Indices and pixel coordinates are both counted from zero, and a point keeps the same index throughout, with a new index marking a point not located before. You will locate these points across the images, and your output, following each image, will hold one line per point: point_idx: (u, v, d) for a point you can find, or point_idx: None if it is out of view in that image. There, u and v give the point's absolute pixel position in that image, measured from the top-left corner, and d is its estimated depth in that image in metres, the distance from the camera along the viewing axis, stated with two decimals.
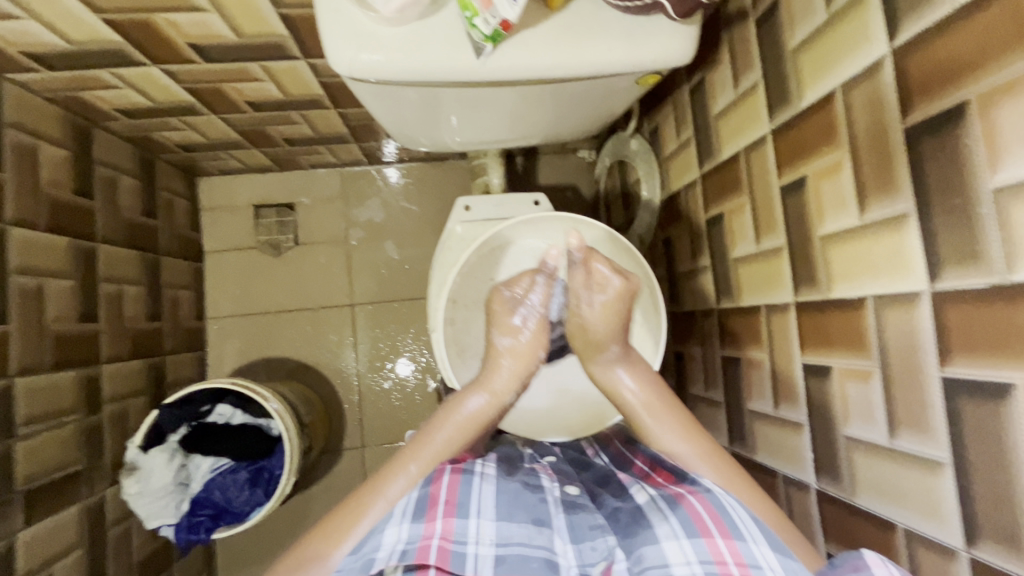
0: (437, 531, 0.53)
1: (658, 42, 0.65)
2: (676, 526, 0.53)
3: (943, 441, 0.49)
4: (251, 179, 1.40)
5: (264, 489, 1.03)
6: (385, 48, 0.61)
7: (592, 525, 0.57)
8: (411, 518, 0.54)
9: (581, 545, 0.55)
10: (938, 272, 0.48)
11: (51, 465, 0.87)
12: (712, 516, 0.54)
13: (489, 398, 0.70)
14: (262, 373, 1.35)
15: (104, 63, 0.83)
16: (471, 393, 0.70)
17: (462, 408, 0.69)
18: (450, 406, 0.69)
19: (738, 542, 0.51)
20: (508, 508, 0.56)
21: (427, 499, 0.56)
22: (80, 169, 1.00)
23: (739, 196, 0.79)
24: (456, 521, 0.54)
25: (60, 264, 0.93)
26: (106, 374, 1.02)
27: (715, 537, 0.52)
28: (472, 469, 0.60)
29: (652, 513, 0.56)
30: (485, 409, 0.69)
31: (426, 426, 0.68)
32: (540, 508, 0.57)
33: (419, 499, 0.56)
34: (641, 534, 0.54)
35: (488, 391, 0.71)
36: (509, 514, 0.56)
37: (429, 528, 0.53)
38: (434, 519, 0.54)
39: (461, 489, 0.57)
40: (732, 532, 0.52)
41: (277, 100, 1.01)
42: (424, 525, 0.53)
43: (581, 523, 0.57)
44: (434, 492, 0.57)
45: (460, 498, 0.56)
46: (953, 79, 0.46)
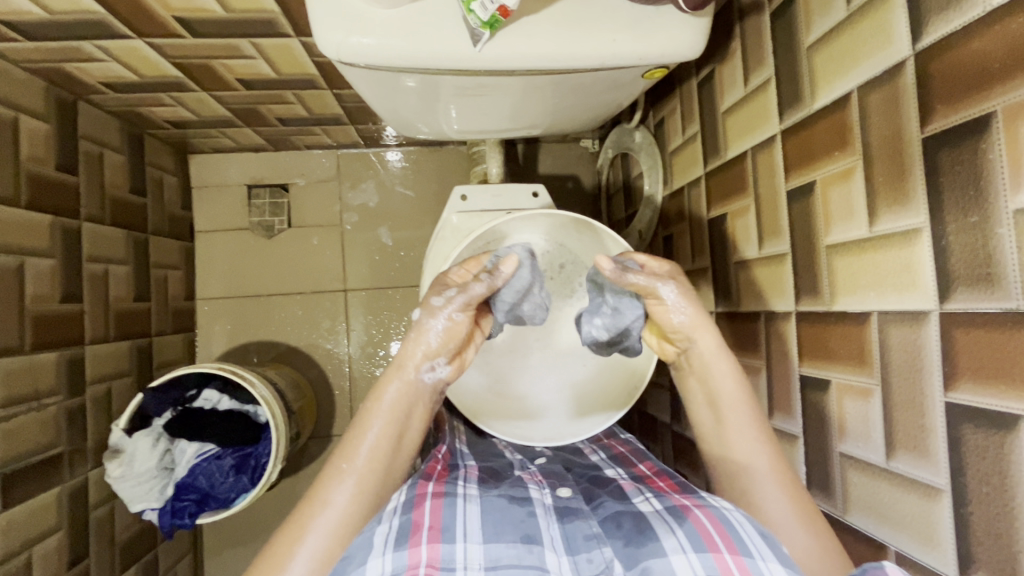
0: (423, 558, 0.51)
1: (667, 34, 0.62)
2: (683, 541, 0.53)
3: (942, 467, 0.47)
4: (244, 158, 1.37)
5: (250, 476, 1.02)
6: (377, 31, 0.57)
7: (587, 534, 0.57)
8: (394, 548, 0.52)
9: (576, 557, 0.54)
10: (948, 292, 0.46)
11: (31, 447, 0.86)
12: (719, 530, 0.53)
13: (405, 384, 0.67)
14: (252, 356, 1.34)
15: (87, 35, 0.79)
16: (388, 380, 0.67)
17: (381, 398, 0.66)
18: (371, 400, 0.66)
19: (745, 558, 0.50)
20: (495, 529, 0.56)
21: (410, 526, 0.55)
22: (64, 144, 0.97)
23: (744, 197, 0.76)
24: (442, 547, 0.53)
25: (41, 243, 0.91)
26: (90, 355, 1.00)
27: (722, 553, 0.50)
28: (454, 492, 0.61)
29: (658, 526, 0.56)
30: (402, 396, 0.67)
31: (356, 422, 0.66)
32: (529, 523, 0.57)
33: (401, 525, 0.55)
34: (648, 546, 0.53)
35: (404, 377, 0.67)
36: (496, 534, 0.55)
37: (414, 554, 0.52)
38: (418, 544, 0.53)
39: (445, 513, 0.57)
40: (740, 549, 0.51)
41: (270, 78, 0.97)
42: (408, 553, 0.51)
43: (576, 533, 0.58)
44: (417, 518, 0.56)
45: (444, 523, 0.56)
46: (977, 87, 0.43)
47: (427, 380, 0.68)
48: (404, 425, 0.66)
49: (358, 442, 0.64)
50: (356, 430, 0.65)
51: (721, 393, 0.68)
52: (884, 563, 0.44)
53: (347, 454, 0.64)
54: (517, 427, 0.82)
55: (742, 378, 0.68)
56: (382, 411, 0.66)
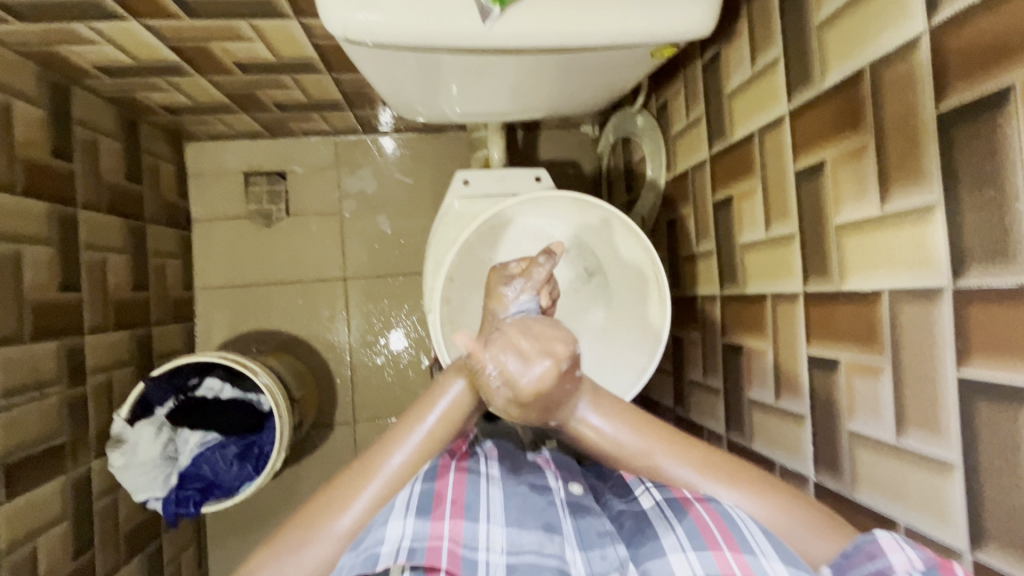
0: (445, 533, 0.53)
1: (678, 10, 0.61)
2: (682, 538, 0.53)
3: (954, 443, 0.48)
4: (241, 145, 1.35)
5: (254, 464, 1.02)
6: (384, 8, 0.56)
7: (602, 531, 0.57)
8: (416, 514, 0.53)
9: (589, 552, 0.55)
10: (962, 268, 0.46)
11: (33, 437, 0.85)
12: (721, 528, 0.52)
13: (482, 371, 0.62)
14: (252, 345, 1.33)
15: (80, 16, 0.77)
16: (453, 376, 0.59)
17: (440, 394, 0.58)
18: (443, 381, 0.60)
19: (746, 556, 0.50)
20: (517, 514, 0.55)
21: (433, 497, 0.55)
22: (59, 130, 0.95)
23: (750, 179, 0.76)
24: (464, 524, 0.54)
25: (38, 231, 0.89)
26: (90, 344, 0.99)
27: (723, 551, 0.51)
28: (477, 470, 0.59)
29: (658, 522, 0.56)
30: (478, 384, 0.61)
31: (408, 412, 0.59)
32: (549, 512, 0.56)
33: (424, 494, 0.55)
34: (648, 546, 0.54)
35: (483, 363, 0.62)
36: (519, 521, 0.55)
37: (437, 527, 0.53)
38: (440, 519, 0.54)
39: (468, 490, 0.56)
40: (741, 546, 0.51)
41: (268, 62, 0.95)
42: (431, 524, 0.53)
43: (589, 529, 0.57)
44: (440, 489, 0.56)
45: (467, 500, 0.56)
46: (995, 59, 0.43)
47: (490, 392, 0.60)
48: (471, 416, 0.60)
49: (425, 411, 0.58)
50: (419, 406, 0.59)
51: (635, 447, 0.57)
52: (876, 531, 0.48)
53: (415, 417, 0.58)
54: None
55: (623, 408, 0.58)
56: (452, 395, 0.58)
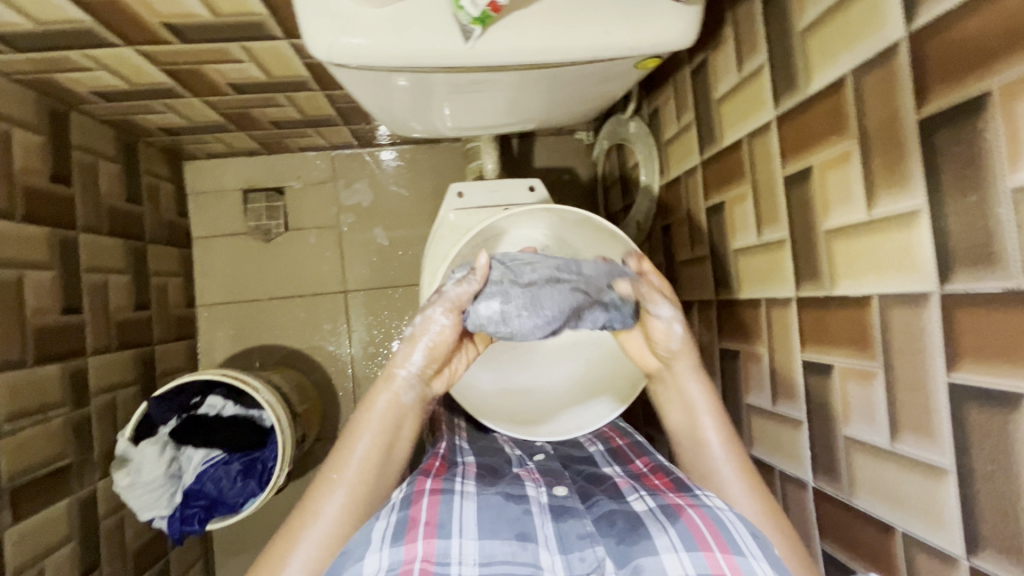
0: (419, 553, 0.53)
1: (660, 22, 0.61)
2: (674, 539, 0.54)
3: (947, 448, 0.47)
4: (239, 162, 1.36)
5: (258, 480, 1.03)
6: (368, 31, 0.57)
7: (581, 533, 0.57)
8: (391, 543, 0.54)
9: (570, 556, 0.55)
10: (949, 273, 0.46)
11: (38, 459, 0.86)
12: (712, 530, 0.54)
13: (394, 393, 0.66)
14: (254, 361, 1.34)
15: (74, 44, 0.79)
16: (378, 388, 0.66)
17: (372, 407, 0.66)
18: (363, 409, 0.66)
19: (736, 557, 0.51)
20: (490, 526, 0.57)
21: (408, 521, 0.56)
22: (57, 155, 0.96)
23: (741, 184, 0.76)
24: (438, 543, 0.54)
25: (39, 255, 0.90)
26: (94, 365, 1.00)
27: (713, 552, 0.52)
28: (452, 489, 0.62)
29: (650, 523, 0.57)
30: (393, 405, 0.66)
31: (347, 434, 0.65)
32: (524, 521, 0.58)
33: (399, 521, 0.56)
34: (639, 544, 0.55)
35: (393, 387, 0.66)
36: (492, 532, 0.57)
37: (410, 550, 0.53)
38: (414, 541, 0.54)
39: (442, 510, 0.58)
40: (731, 547, 0.52)
41: (260, 81, 0.96)
42: (405, 548, 0.53)
43: (571, 532, 0.58)
44: (415, 514, 0.57)
45: (440, 519, 0.57)
46: (973, 65, 0.43)
47: (410, 395, 0.66)
48: (395, 437, 0.66)
49: (354, 445, 0.64)
50: (347, 438, 0.65)
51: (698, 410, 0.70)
52: None
53: (337, 463, 0.64)
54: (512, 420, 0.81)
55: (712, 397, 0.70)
56: (372, 422, 0.65)
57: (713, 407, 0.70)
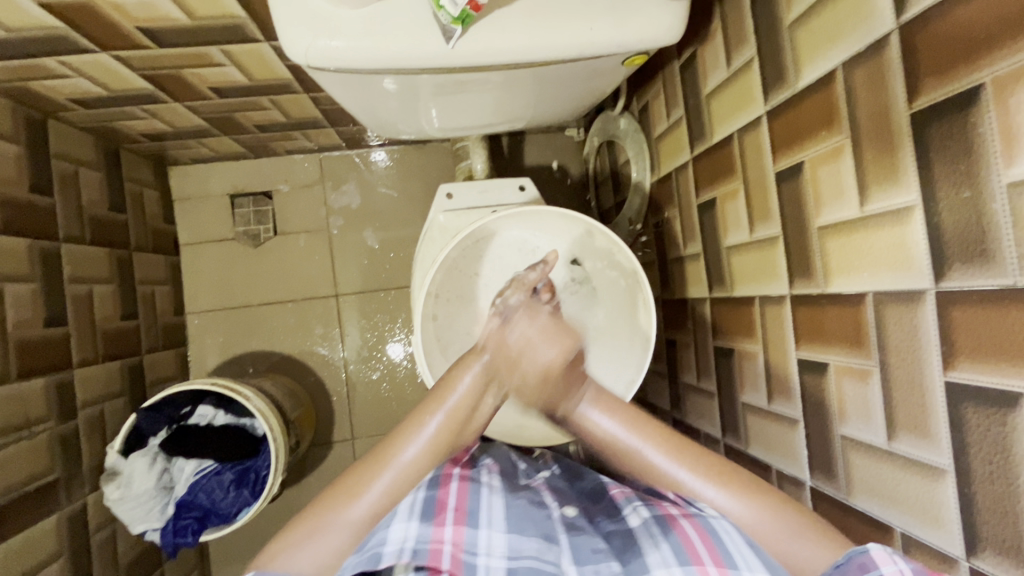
0: (447, 537, 0.54)
1: (645, 18, 0.60)
2: (667, 554, 0.53)
3: (945, 447, 0.47)
4: (225, 167, 1.34)
5: (251, 489, 1.01)
6: (346, 32, 0.55)
7: (596, 548, 0.56)
8: (419, 518, 0.55)
9: (582, 567, 0.54)
10: (943, 270, 0.45)
11: (25, 475, 0.84)
12: (706, 544, 0.52)
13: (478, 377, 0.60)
14: (246, 367, 1.32)
15: (48, 51, 0.77)
16: (462, 370, 0.61)
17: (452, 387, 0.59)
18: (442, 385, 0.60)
19: (732, 572, 0.50)
20: (518, 522, 0.57)
21: (436, 503, 0.57)
22: (36, 164, 0.94)
23: (732, 181, 0.75)
24: (467, 530, 0.55)
25: (19, 268, 0.88)
26: (80, 378, 0.99)
27: (706, 565, 0.51)
28: (478, 480, 0.62)
29: (644, 541, 0.56)
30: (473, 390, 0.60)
31: (414, 412, 0.59)
32: (548, 524, 0.58)
33: (427, 500, 0.57)
34: (634, 563, 0.54)
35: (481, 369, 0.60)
36: (519, 527, 0.57)
37: (438, 532, 0.54)
38: (442, 525, 0.55)
39: (471, 497, 0.59)
40: (726, 562, 0.51)
41: (243, 85, 0.94)
42: (433, 529, 0.54)
43: (584, 545, 0.57)
44: (443, 497, 0.58)
45: (469, 506, 0.58)
46: (964, 56, 0.42)
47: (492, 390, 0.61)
48: (464, 427, 0.60)
49: (421, 425, 0.58)
50: (415, 414, 0.59)
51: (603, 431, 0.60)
52: (868, 543, 0.45)
53: (395, 444, 0.57)
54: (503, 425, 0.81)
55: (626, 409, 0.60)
56: (447, 405, 0.59)
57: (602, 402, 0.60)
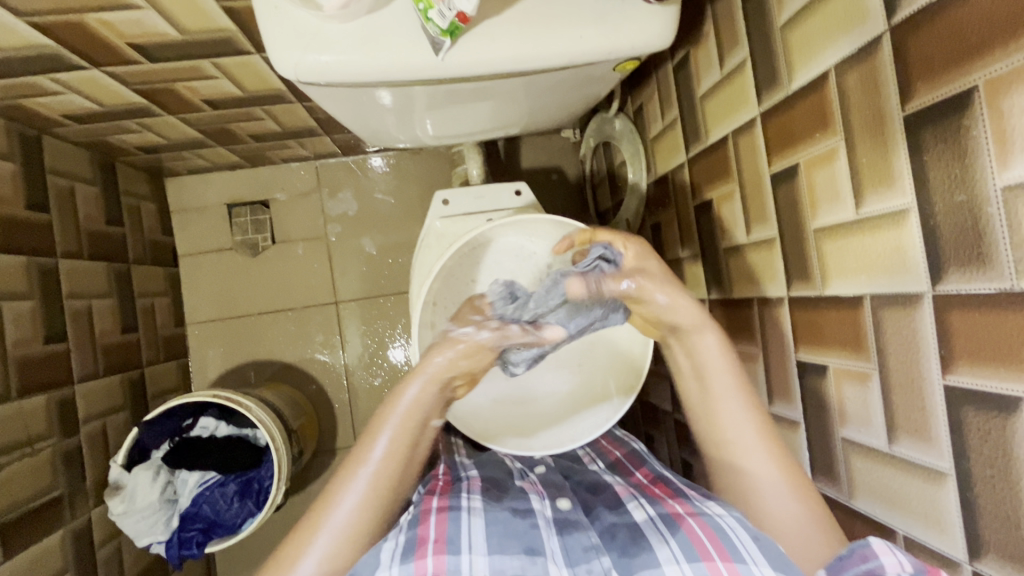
0: (429, 569, 0.52)
1: (636, 24, 0.60)
2: (675, 550, 0.54)
3: (946, 451, 0.46)
4: (222, 177, 1.34)
5: (255, 500, 1.01)
6: (336, 47, 0.55)
7: (587, 545, 0.58)
8: (400, 561, 0.53)
9: (576, 568, 0.55)
10: (941, 274, 0.45)
11: (28, 493, 0.85)
12: (712, 540, 0.53)
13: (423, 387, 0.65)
14: (248, 376, 1.32)
15: (39, 69, 0.77)
16: (407, 382, 0.65)
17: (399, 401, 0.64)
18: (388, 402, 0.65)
19: (738, 565, 0.50)
20: (498, 540, 0.56)
21: (416, 540, 0.55)
22: (31, 181, 0.94)
23: (728, 182, 0.75)
24: (447, 558, 0.53)
25: (17, 285, 0.89)
26: (81, 394, 0.99)
27: (714, 561, 0.51)
28: (459, 505, 0.61)
29: (652, 535, 0.58)
30: (420, 399, 0.64)
31: (368, 428, 0.65)
32: (531, 535, 0.57)
33: (407, 541, 0.55)
34: (642, 556, 0.55)
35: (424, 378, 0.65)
36: (500, 546, 0.56)
37: (419, 566, 0.53)
38: (424, 557, 0.53)
39: (450, 526, 0.57)
40: (732, 555, 0.51)
41: (236, 96, 0.94)
42: (414, 565, 0.52)
43: (576, 544, 0.58)
44: (423, 533, 0.56)
45: (449, 535, 0.56)
46: (957, 58, 0.42)
47: (438, 396, 0.65)
48: (419, 434, 0.65)
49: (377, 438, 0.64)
50: (371, 430, 0.64)
51: (711, 368, 0.68)
52: (869, 537, 0.48)
53: (360, 452, 0.63)
54: (497, 432, 0.79)
55: (729, 351, 0.68)
56: (395, 418, 0.64)
57: (729, 367, 0.67)
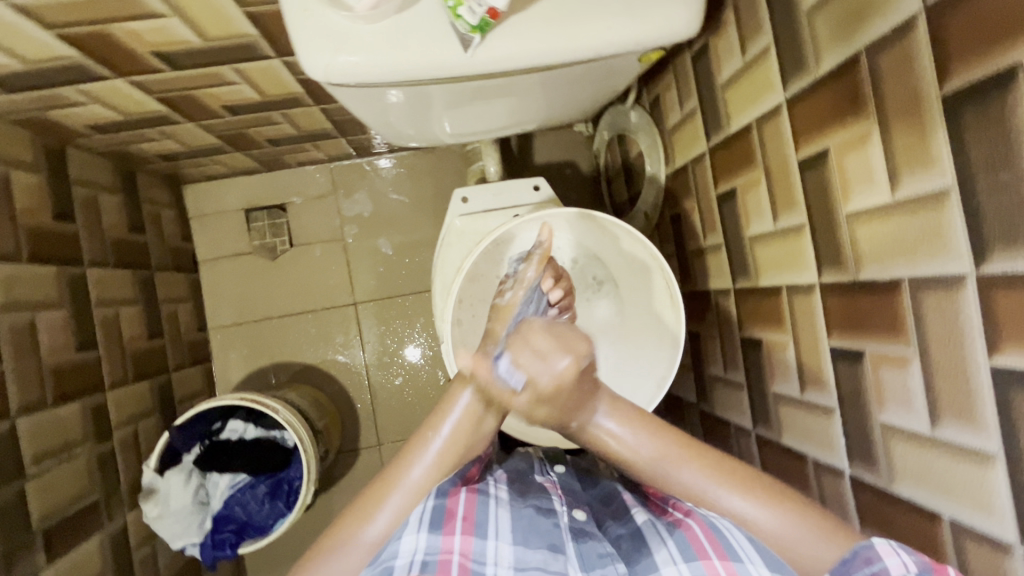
0: (456, 547, 0.54)
1: (660, 13, 0.59)
2: (673, 551, 0.54)
3: (993, 433, 0.46)
4: (239, 183, 1.35)
5: (285, 500, 1.02)
6: (364, 47, 0.55)
7: (602, 552, 0.56)
8: (428, 528, 0.55)
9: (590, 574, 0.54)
10: (985, 254, 0.44)
11: (67, 499, 0.86)
12: (710, 538, 0.53)
13: (470, 407, 0.56)
14: (270, 379, 1.33)
15: (66, 80, 0.78)
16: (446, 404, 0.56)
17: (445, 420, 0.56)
18: (430, 422, 0.57)
19: (734, 563, 0.51)
20: (523, 533, 0.57)
21: (445, 511, 0.56)
22: (58, 192, 0.96)
23: (752, 170, 0.75)
24: (475, 540, 0.55)
25: (48, 295, 0.90)
26: (112, 399, 1.00)
27: (712, 559, 0.52)
28: (487, 490, 0.61)
29: (652, 538, 0.57)
30: (469, 419, 0.56)
31: (401, 450, 0.57)
32: (555, 533, 0.57)
33: (436, 508, 0.56)
34: (642, 562, 0.55)
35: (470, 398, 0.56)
36: (525, 539, 0.56)
37: (447, 541, 0.55)
38: (452, 533, 0.55)
39: (479, 507, 0.58)
40: (729, 553, 0.52)
41: (255, 101, 0.95)
42: (442, 538, 0.54)
43: (589, 550, 0.56)
44: (451, 505, 0.57)
45: (477, 517, 0.57)
46: (997, 37, 0.41)
47: (487, 416, 0.57)
48: (464, 457, 0.57)
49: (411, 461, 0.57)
50: (404, 454, 0.57)
51: None
52: (874, 537, 0.46)
53: (394, 474, 0.56)
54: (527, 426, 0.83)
55: None
56: (440, 441, 0.56)
57: None
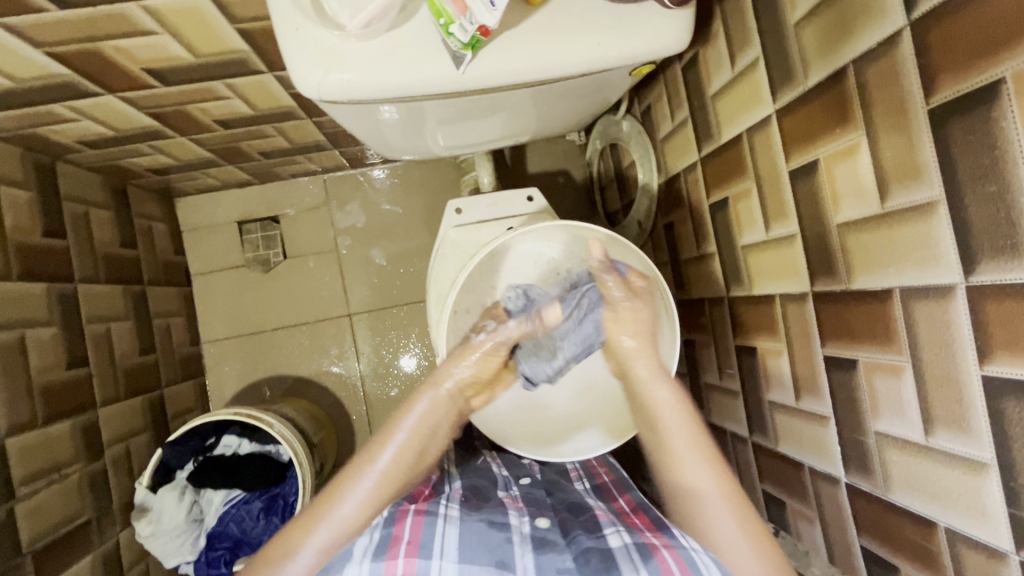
0: (399, 571, 0.55)
1: (650, 27, 0.60)
2: None
3: (986, 441, 0.46)
4: (231, 195, 1.35)
5: (281, 516, 1.01)
6: (356, 64, 0.55)
7: (561, 566, 0.57)
8: (371, 558, 0.56)
9: None
10: (973, 265, 0.45)
11: (58, 520, 0.85)
12: None
13: (434, 400, 0.68)
14: (264, 392, 1.33)
15: (56, 98, 0.77)
16: (417, 397, 0.68)
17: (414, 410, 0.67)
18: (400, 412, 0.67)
19: None
20: (470, 551, 0.58)
21: (390, 540, 0.58)
22: (48, 209, 0.95)
23: (743, 180, 0.75)
24: (418, 562, 0.56)
25: (39, 312, 0.89)
26: (103, 416, 0.99)
27: None
28: (436, 511, 0.62)
29: (622, 562, 0.57)
30: (432, 412, 0.68)
31: (377, 435, 0.66)
32: (503, 549, 0.59)
33: (381, 539, 0.58)
34: None
35: (435, 393, 0.69)
36: (470, 556, 0.58)
37: (390, 566, 0.55)
38: (395, 558, 0.56)
39: (425, 530, 0.59)
40: None
41: (247, 115, 0.95)
42: (385, 565, 0.55)
43: (549, 565, 0.57)
44: (397, 532, 0.59)
45: (422, 539, 0.58)
46: (982, 51, 0.42)
47: (446, 407, 0.69)
48: (429, 441, 0.68)
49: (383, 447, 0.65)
50: (379, 438, 0.66)
51: (669, 425, 0.67)
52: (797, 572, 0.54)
53: (367, 458, 0.64)
54: (522, 438, 0.78)
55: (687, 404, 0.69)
56: (407, 426, 0.66)
57: (683, 418, 0.67)
